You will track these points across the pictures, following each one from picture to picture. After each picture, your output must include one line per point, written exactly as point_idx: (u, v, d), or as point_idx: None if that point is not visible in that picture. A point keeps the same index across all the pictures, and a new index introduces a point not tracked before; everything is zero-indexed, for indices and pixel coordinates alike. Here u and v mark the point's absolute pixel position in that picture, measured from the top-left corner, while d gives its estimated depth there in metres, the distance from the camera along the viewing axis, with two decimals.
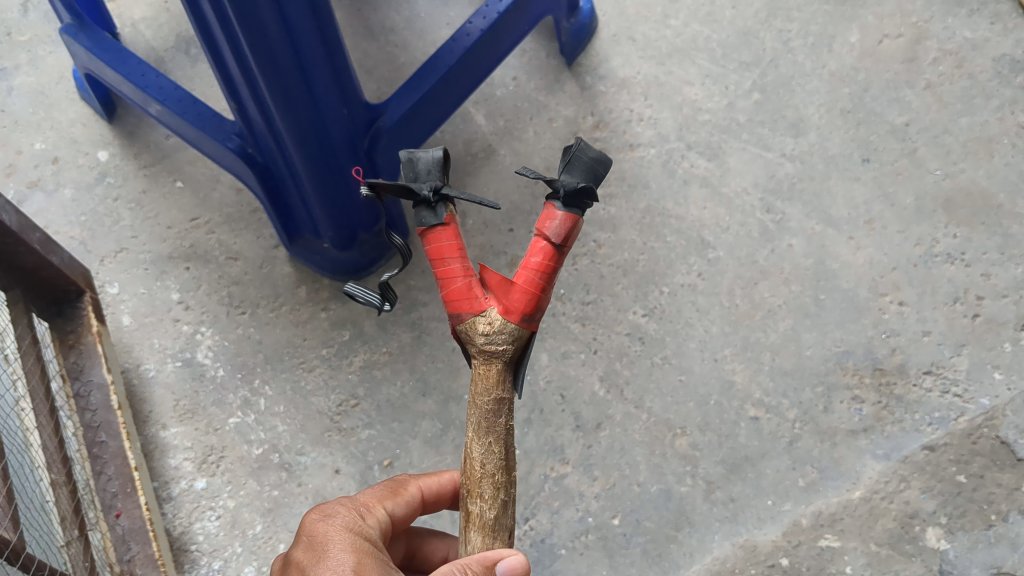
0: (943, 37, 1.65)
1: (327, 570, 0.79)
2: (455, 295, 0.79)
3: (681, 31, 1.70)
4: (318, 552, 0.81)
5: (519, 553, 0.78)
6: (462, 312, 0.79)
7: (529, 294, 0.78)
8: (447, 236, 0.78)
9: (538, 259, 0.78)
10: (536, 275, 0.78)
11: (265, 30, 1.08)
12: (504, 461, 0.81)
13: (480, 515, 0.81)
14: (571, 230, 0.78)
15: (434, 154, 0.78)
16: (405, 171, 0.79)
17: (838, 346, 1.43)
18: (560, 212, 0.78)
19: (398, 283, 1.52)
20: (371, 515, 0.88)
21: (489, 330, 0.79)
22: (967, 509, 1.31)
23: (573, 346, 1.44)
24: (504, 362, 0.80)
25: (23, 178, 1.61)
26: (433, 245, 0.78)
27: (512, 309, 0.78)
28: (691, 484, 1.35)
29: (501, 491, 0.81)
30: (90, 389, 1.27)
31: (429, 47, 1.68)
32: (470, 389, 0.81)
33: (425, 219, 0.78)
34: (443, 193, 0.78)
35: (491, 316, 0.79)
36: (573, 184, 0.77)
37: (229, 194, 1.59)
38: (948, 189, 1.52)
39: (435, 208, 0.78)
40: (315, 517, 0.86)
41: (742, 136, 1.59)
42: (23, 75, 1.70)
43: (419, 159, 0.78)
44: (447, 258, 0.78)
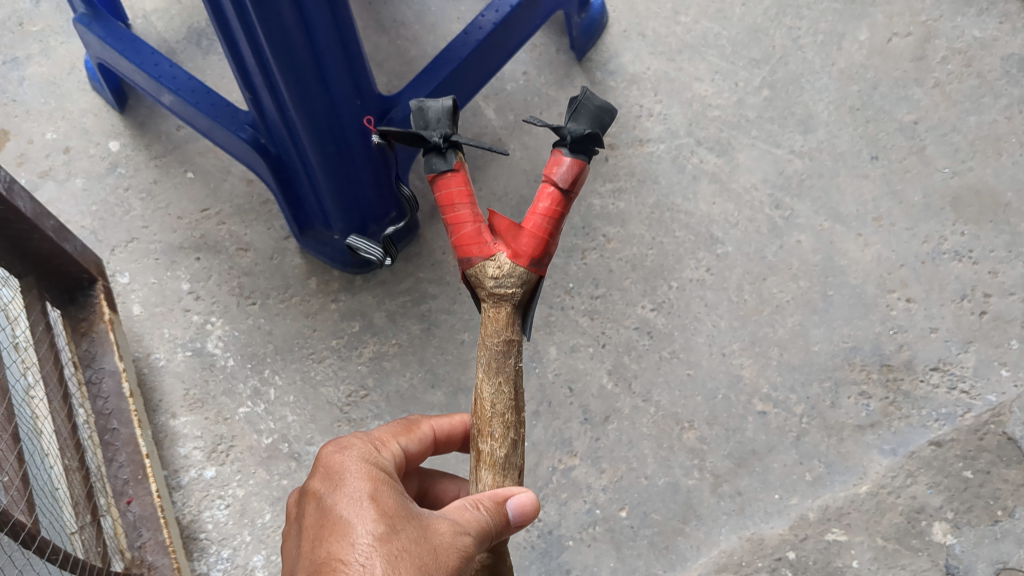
0: (952, 36, 1.65)
1: (344, 497, 0.77)
2: (466, 239, 0.84)
3: (691, 28, 1.70)
4: (337, 480, 0.80)
5: (530, 490, 0.78)
6: (471, 256, 0.83)
7: (537, 237, 0.84)
8: (457, 178, 0.85)
9: (545, 202, 0.85)
10: (544, 216, 0.85)
11: (283, 21, 1.09)
12: (514, 400, 0.82)
13: (490, 453, 0.82)
14: (576, 174, 0.85)
15: (444, 107, 0.87)
16: (416, 121, 0.87)
17: (846, 342, 1.43)
18: (566, 157, 0.86)
19: (408, 275, 1.53)
20: (386, 449, 0.88)
21: (499, 271, 0.83)
22: (973, 504, 1.32)
23: (582, 339, 1.45)
24: (512, 305, 0.84)
25: (34, 167, 1.61)
26: (443, 190, 0.85)
27: (521, 250, 0.84)
28: (699, 477, 1.36)
29: (512, 430, 0.82)
30: (102, 376, 1.28)
31: (440, 40, 1.69)
32: (481, 332, 0.84)
33: (436, 162, 0.85)
34: (454, 141, 0.86)
35: (500, 258, 0.84)
36: (577, 130, 0.86)
37: (240, 185, 1.60)
38: (956, 187, 1.53)
39: (445, 154, 0.85)
40: (331, 449, 0.84)
41: (752, 133, 1.60)
42: (35, 65, 1.71)
43: (431, 111, 0.87)
44: (457, 202, 0.84)
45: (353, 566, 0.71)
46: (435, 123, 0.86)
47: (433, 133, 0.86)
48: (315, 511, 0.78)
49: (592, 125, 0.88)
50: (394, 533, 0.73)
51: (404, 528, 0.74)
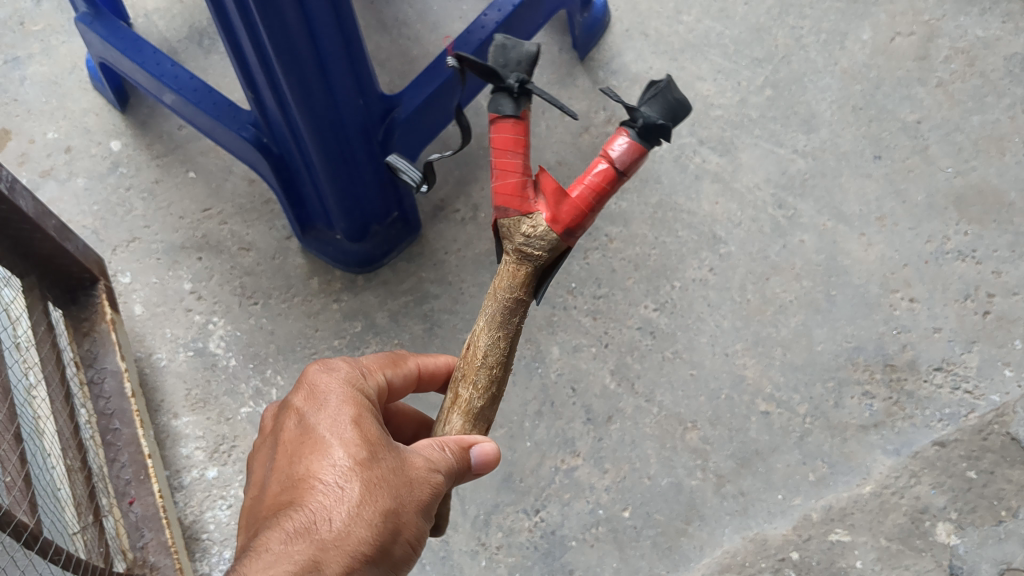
0: (955, 36, 1.65)
1: (326, 420, 0.79)
2: (506, 189, 0.74)
3: (694, 27, 1.70)
4: (319, 399, 0.81)
5: (492, 444, 0.78)
6: (508, 209, 0.74)
7: (578, 210, 0.74)
8: (517, 127, 0.72)
9: (597, 177, 0.73)
10: (592, 194, 0.73)
11: (285, 21, 1.08)
12: (505, 357, 0.78)
13: (467, 401, 0.79)
14: (634, 162, 0.72)
15: (531, 46, 0.72)
16: (495, 53, 0.73)
17: (849, 342, 1.43)
18: (631, 140, 0.71)
19: (410, 274, 1.53)
20: (371, 378, 0.87)
21: (530, 233, 0.74)
22: (978, 504, 1.31)
23: (584, 339, 1.44)
24: (534, 267, 0.76)
25: (35, 167, 1.61)
26: (498, 134, 0.73)
27: (559, 219, 0.73)
28: (702, 478, 1.36)
29: (494, 385, 0.79)
30: (104, 376, 1.28)
31: (441, 40, 1.68)
32: (497, 278, 0.77)
33: (501, 105, 0.72)
34: (528, 88, 0.72)
35: (535, 219, 0.74)
36: (654, 119, 0.70)
37: (242, 184, 1.59)
38: (959, 187, 1.52)
39: (515, 98, 0.72)
40: (317, 368, 0.85)
41: (754, 132, 1.59)
42: (36, 64, 1.70)
43: (516, 46, 0.73)
44: (509, 151, 0.73)
45: (328, 488, 0.74)
46: (511, 61, 0.72)
47: (507, 72, 0.72)
48: (296, 427, 0.81)
49: (673, 113, 0.72)
50: (371, 458, 0.76)
51: (382, 454, 0.77)
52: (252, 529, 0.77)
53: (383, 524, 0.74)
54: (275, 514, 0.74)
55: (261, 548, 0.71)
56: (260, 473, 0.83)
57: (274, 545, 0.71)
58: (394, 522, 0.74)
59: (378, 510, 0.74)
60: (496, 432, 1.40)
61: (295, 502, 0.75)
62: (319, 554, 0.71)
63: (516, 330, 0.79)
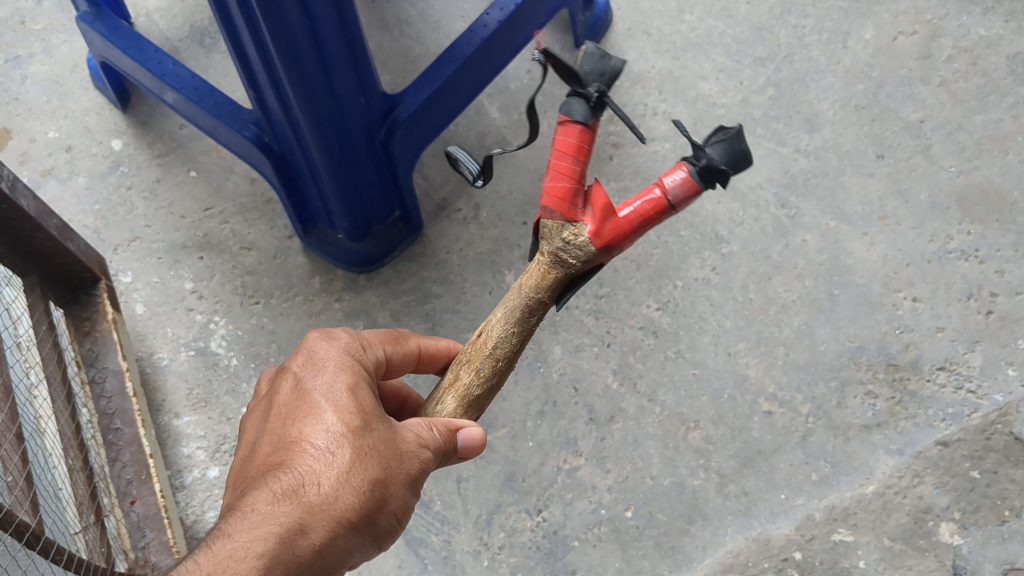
0: (958, 35, 1.65)
1: (321, 385, 0.78)
2: (557, 190, 0.72)
3: (696, 26, 1.69)
4: (316, 363, 0.80)
5: (478, 429, 0.78)
6: (553, 210, 0.73)
7: (619, 231, 0.71)
8: (582, 135, 0.71)
9: (646, 204, 0.70)
10: (637, 217, 0.70)
11: (288, 20, 1.08)
12: (513, 353, 0.76)
13: (465, 386, 0.77)
14: (686, 198, 0.69)
15: (616, 62, 0.72)
16: (583, 58, 0.73)
17: (852, 341, 1.43)
18: (687, 177, 0.68)
19: (412, 274, 1.53)
20: (371, 352, 0.86)
21: (571, 240, 0.72)
22: (981, 504, 1.31)
23: (586, 339, 1.44)
24: (565, 275, 0.75)
25: (36, 166, 1.61)
26: (562, 136, 0.72)
27: (599, 233, 0.72)
28: (704, 477, 1.36)
29: (495, 378, 0.77)
30: (105, 375, 1.28)
31: (443, 39, 1.68)
32: (526, 274, 0.76)
33: (572, 109, 0.72)
34: (604, 101, 0.72)
35: (577, 226, 0.73)
36: (716, 163, 0.67)
37: (243, 183, 1.59)
38: (962, 186, 1.52)
39: (589, 107, 0.72)
40: (317, 336, 0.84)
41: (756, 131, 1.59)
42: (37, 63, 1.70)
43: (605, 60, 0.72)
44: (569, 156, 0.72)
45: (318, 452, 0.74)
46: (594, 72, 0.72)
47: (589, 80, 0.72)
48: (290, 391, 0.79)
49: (740, 162, 0.68)
50: (364, 427, 0.75)
51: (376, 423, 0.76)
52: (239, 487, 0.77)
53: (371, 492, 0.73)
54: (263, 475, 0.74)
55: (246, 508, 0.71)
56: (251, 431, 0.83)
57: (260, 506, 0.71)
58: (381, 491, 0.74)
59: (366, 478, 0.73)
60: (498, 432, 1.40)
61: (284, 464, 0.74)
62: (303, 518, 0.71)
63: (531, 328, 0.77)
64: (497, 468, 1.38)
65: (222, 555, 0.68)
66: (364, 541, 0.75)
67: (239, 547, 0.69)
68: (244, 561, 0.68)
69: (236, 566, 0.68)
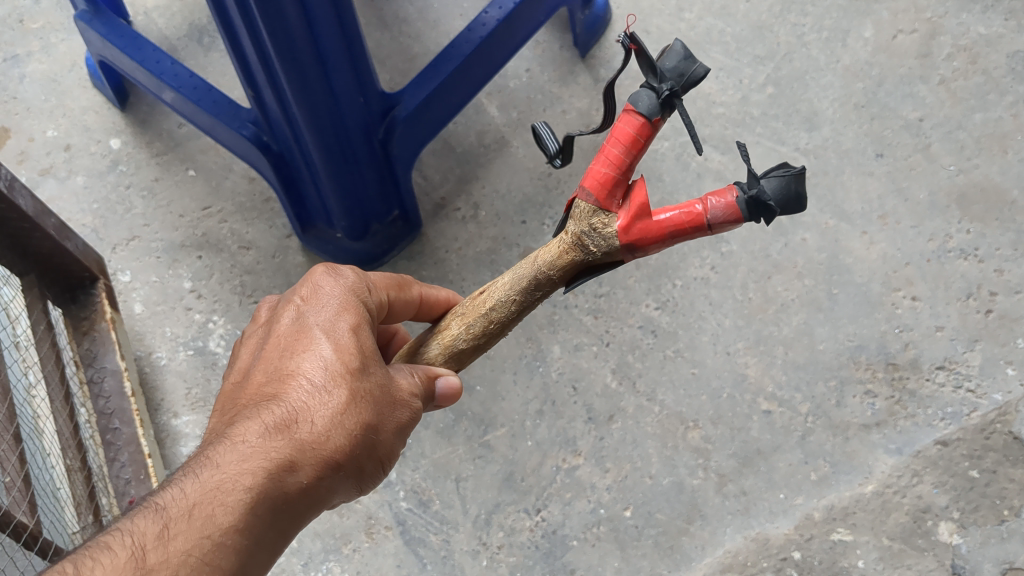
0: (958, 33, 1.64)
1: (322, 322, 0.78)
2: (598, 173, 0.69)
3: (695, 24, 1.69)
4: (317, 299, 0.80)
5: (453, 382, 0.81)
6: (588, 192, 0.69)
7: (647, 234, 0.68)
8: (640, 128, 0.67)
9: (684, 216, 0.66)
10: (671, 226, 0.67)
11: (286, 19, 1.08)
12: (507, 321, 0.76)
13: (452, 338, 0.79)
14: (727, 223, 0.65)
15: (702, 66, 0.66)
16: (668, 51, 0.68)
17: (851, 341, 1.42)
18: (735, 202, 0.65)
19: (410, 273, 1.53)
20: (375, 296, 0.84)
21: (596, 227, 0.69)
22: (980, 504, 1.31)
23: (585, 338, 1.44)
24: (582, 261, 0.72)
25: (35, 165, 1.61)
26: (623, 125, 0.68)
27: (628, 229, 0.68)
28: (703, 477, 1.35)
29: (481, 339, 0.78)
30: (104, 375, 1.28)
31: (442, 37, 1.68)
32: (547, 249, 0.73)
33: (638, 100, 0.67)
34: (672, 102, 0.67)
35: (608, 216, 0.69)
36: (767, 197, 0.63)
37: (242, 182, 1.59)
38: (961, 185, 1.52)
39: (657, 104, 0.67)
40: (323, 271, 0.83)
41: (756, 130, 1.59)
42: (35, 62, 1.70)
43: (689, 61, 0.67)
44: (623, 146, 0.68)
45: (314, 389, 0.74)
46: (673, 69, 0.67)
47: (666, 76, 0.67)
48: (290, 325, 0.79)
49: (793, 205, 0.64)
50: (361, 370, 0.75)
51: (372, 368, 0.76)
52: (229, 414, 0.76)
53: (360, 436, 0.74)
54: (255, 406, 0.74)
55: (238, 438, 0.71)
56: (242, 362, 0.82)
57: (252, 437, 0.71)
58: (369, 436, 0.75)
59: (358, 421, 0.74)
60: (497, 431, 1.40)
61: (277, 398, 0.74)
62: (295, 455, 0.71)
63: (535, 301, 0.76)
64: (496, 468, 1.38)
65: (211, 484, 0.68)
66: (347, 483, 0.76)
67: (230, 478, 0.68)
68: (232, 493, 0.68)
69: (224, 497, 0.67)
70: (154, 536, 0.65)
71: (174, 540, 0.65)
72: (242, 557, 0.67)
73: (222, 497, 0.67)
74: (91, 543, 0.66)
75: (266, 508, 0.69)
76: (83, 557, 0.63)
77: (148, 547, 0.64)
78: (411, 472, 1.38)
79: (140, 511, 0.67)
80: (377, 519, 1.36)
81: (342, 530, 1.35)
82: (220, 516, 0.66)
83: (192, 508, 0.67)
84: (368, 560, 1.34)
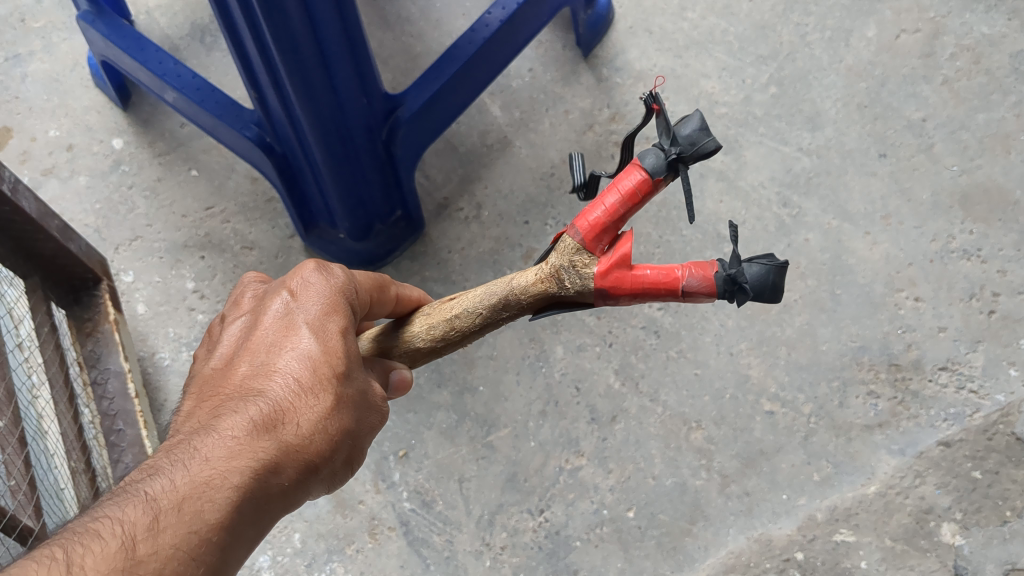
0: (961, 33, 1.64)
1: (312, 321, 0.77)
2: (590, 215, 0.71)
3: (698, 23, 1.69)
4: (307, 294, 0.79)
5: (404, 381, 0.84)
6: (577, 230, 0.72)
7: (621, 285, 0.71)
8: (641, 183, 0.69)
9: (662, 277, 0.69)
10: (647, 283, 0.70)
11: (289, 19, 1.08)
12: (467, 331, 0.80)
13: (412, 335, 0.83)
14: (701, 294, 0.68)
15: (714, 141, 0.68)
16: (684, 119, 0.70)
17: (855, 341, 1.43)
18: (713, 276, 0.67)
19: (413, 274, 1.54)
20: (360, 297, 0.83)
21: (574, 264, 0.72)
22: (982, 505, 1.31)
23: (589, 339, 1.44)
24: (551, 294, 0.75)
25: (37, 165, 1.61)
26: (626, 177, 0.70)
27: (605, 275, 0.71)
28: (706, 478, 1.36)
29: (437, 343, 0.82)
30: (108, 377, 1.28)
31: (445, 37, 1.67)
32: (525, 274, 0.76)
33: (645, 157, 0.70)
34: (674, 167, 0.69)
35: (589, 258, 0.72)
36: (744, 280, 0.66)
37: (245, 182, 1.59)
38: (964, 185, 1.52)
39: (661, 165, 0.69)
40: (312, 266, 0.81)
41: (759, 130, 1.59)
42: (37, 61, 1.69)
43: (704, 133, 0.69)
44: (622, 198, 0.70)
45: (301, 390, 0.73)
46: (687, 137, 0.69)
47: (675, 139, 0.69)
48: (277, 321, 0.78)
49: (767, 293, 0.67)
50: (347, 375, 0.75)
51: (355, 373, 0.76)
52: (208, 405, 0.75)
53: (340, 442, 0.74)
54: (239, 402, 0.73)
55: (223, 434, 0.70)
56: (218, 350, 0.80)
57: (238, 435, 0.70)
58: (347, 442, 0.75)
59: (340, 427, 0.74)
60: (501, 432, 1.40)
61: (262, 395, 0.73)
62: (278, 457, 0.71)
63: (500, 319, 0.79)
64: (499, 468, 1.38)
65: (199, 479, 0.66)
66: (318, 486, 0.76)
67: (217, 475, 0.67)
68: (220, 491, 0.66)
69: (212, 494, 0.66)
70: (144, 527, 0.62)
71: (164, 533, 0.63)
72: (224, 557, 0.66)
73: (210, 493, 0.66)
74: (70, 529, 0.62)
75: (249, 508, 0.68)
76: (70, 545, 0.60)
77: (139, 538, 0.61)
78: (414, 472, 1.39)
79: (124, 500, 0.64)
80: (380, 520, 1.36)
81: (346, 530, 1.36)
82: (209, 513, 0.65)
83: (181, 501, 0.65)
84: (371, 561, 1.34)
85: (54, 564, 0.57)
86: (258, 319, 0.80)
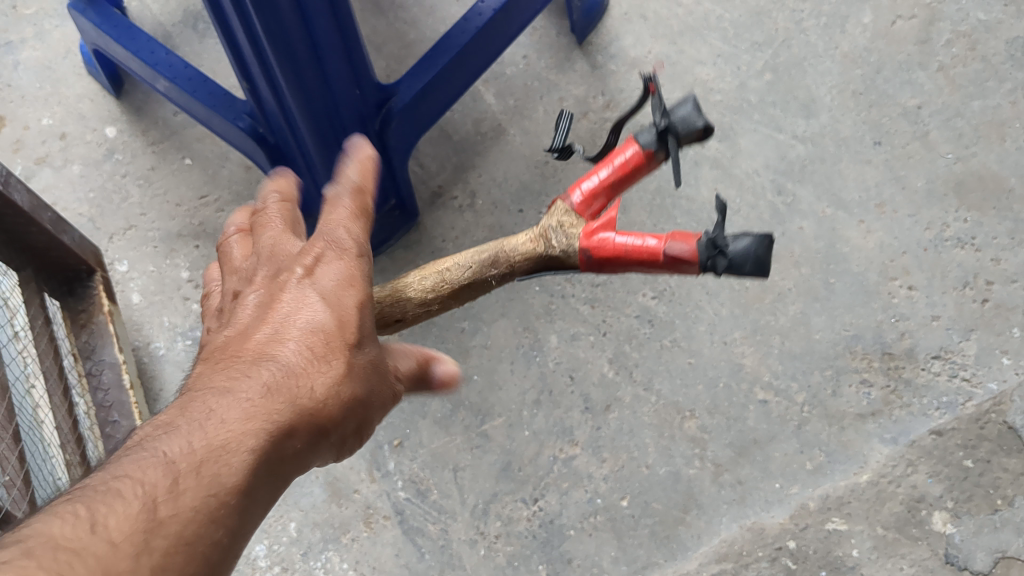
0: (957, 19, 1.64)
1: (335, 280, 0.72)
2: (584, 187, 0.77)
3: (693, 9, 1.68)
4: (331, 249, 0.74)
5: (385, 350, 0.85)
6: (570, 196, 0.77)
7: (606, 248, 0.74)
8: (632, 157, 0.74)
9: (645, 242, 0.73)
10: (628, 248, 0.73)
11: (279, 13, 1.08)
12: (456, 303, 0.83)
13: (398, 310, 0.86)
14: (681, 259, 0.71)
15: (701, 121, 0.74)
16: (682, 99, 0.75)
17: (848, 330, 1.43)
18: (692, 238, 0.71)
19: (408, 263, 1.53)
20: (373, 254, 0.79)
21: (562, 225, 0.77)
22: (973, 493, 1.32)
23: (582, 328, 1.45)
24: (542, 256, 0.78)
25: (30, 154, 1.61)
26: (620, 147, 0.75)
27: (591, 238, 0.75)
28: (700, 467, 1.36)
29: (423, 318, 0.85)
30: (102, 368, 1.28)
31: (439, 24, 1.66)
32: (521, 236, 0.80)
33: (639, 133, 0.75)
34: (667, 147, 0.74)
35: (577, 222, 0.76)
36: (722, 243, 0.70)
37: (238, 171, 1.58)
38: (959, 173, 1.52)
39: (653, 137, 0.74)
40: (329, 216, 0.76)
41: (754, 118, 1.59)
42: (28, 49, 1.69)
43: (695, 113, 0.74)
44: (614, 171, 0.75)
45: (320, 358, 0.69)
46: (681, 114, 0.74)
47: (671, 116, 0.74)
48: (298, 278, 0.73)
49: (748, 264, 0.70)
50: (360, 344, 0.72)
51: (368, 344, 0.73)
52: (221, 362, 0.69)
53: (352, 409, 0.71)
54: (253, 364, 0.68)
55: (237, 396, 0.65)
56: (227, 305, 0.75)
57: (256, 396, 0.65)
58: (357, 412, 0.71)
59: (352, 394, 0.70)
60: (495, 421, 1.41)
61: (277, 357, 0.69)
62: (298, 421, 0.66)
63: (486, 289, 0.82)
64: (493, 458, 1.39)
65: (218, 441, 0.61)
66: (325, 453, 0.72)
67: (235, 438, 0.62)
68: (238, 453, 0.62)
69: (229, 457, 0.61)
70: (164, 487, 0.58)
71: (183, 494, 0.58)
72: (243, 524, 0.61)
73: (227, 456, 0.61)
74: (89, 486, 0.57)
75: (266, 474, 0.64)
76: (91, 502, 0.55)
77: (158, 499, 0.57)
78: (409, 462, 1.39)
79: (140, 458, 0.59)
80: (375, 510, 1.37)
81: (341, 520, 1.36)
82: (230, 476, 0.60)
83: (199, 464, 0.60)
84: (366, 550, 1.35)
85: (74, 520, 0.54)
86: (275, 275, 0.74)
